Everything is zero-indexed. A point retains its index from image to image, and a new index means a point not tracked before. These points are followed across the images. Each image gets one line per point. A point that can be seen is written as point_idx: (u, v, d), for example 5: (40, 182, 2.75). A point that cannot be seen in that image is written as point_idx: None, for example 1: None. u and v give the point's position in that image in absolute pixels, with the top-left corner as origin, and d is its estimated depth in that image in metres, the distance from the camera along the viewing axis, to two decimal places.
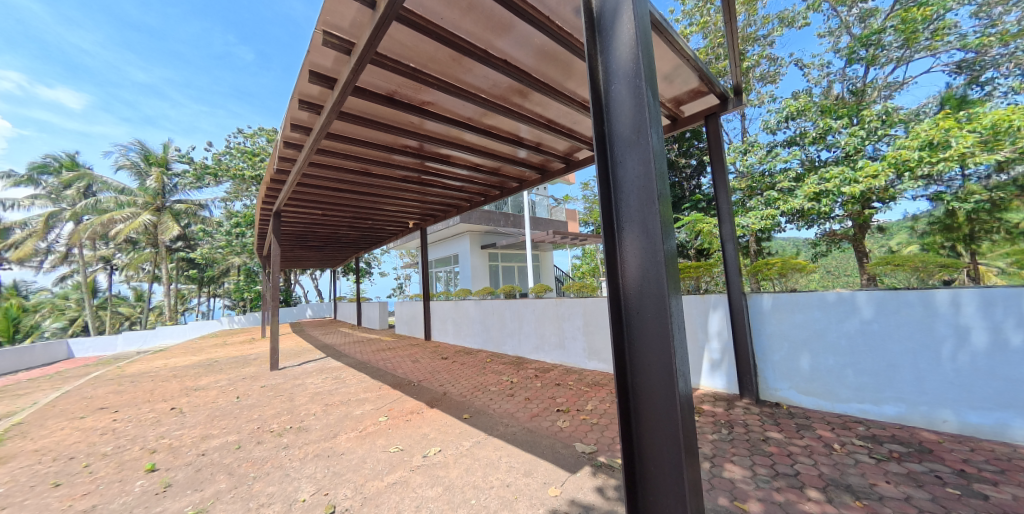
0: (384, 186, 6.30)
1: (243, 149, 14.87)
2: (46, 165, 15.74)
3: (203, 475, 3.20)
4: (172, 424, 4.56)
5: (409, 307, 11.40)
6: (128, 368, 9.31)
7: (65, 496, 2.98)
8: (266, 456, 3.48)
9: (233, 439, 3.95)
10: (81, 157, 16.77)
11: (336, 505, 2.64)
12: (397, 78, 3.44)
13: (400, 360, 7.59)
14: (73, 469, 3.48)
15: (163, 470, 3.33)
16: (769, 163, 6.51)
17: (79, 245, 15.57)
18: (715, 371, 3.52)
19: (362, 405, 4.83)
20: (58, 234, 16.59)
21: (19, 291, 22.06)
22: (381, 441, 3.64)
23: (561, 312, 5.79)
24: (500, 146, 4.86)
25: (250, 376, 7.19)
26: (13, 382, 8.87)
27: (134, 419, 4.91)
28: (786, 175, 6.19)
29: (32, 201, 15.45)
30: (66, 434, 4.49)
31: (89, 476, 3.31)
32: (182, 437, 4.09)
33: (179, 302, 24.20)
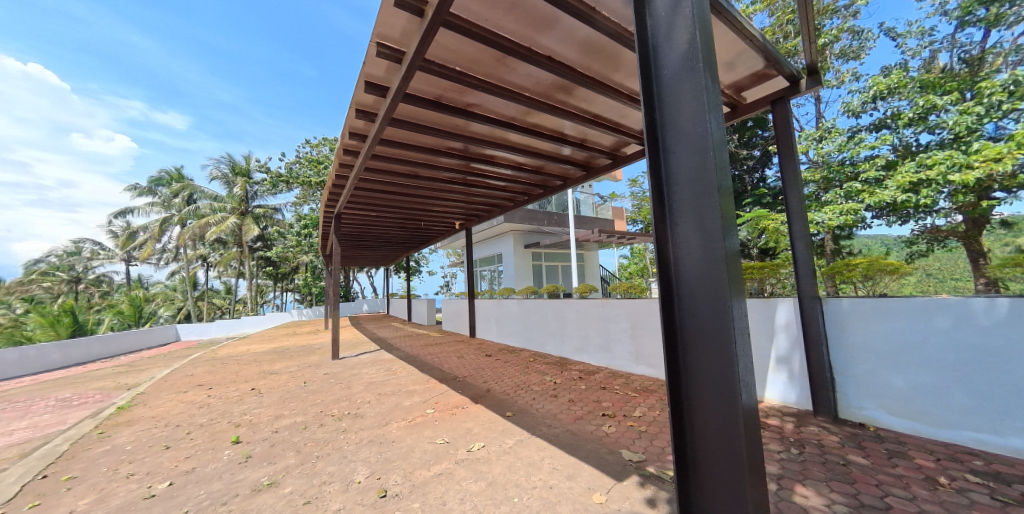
0: (431, 187, 6.51)
1: (310, 158, 16.33)
2: (161, 178, 18.32)
3: (276, 450, 3.50)
4: (252, 403, 5.07)
5: (455, 305, 11.72)
6: (220, 351, 10.63)
7: (173, 458, 3.43)
8: (328, 438, 3.73)
9: (300, 420, 4.32)
10: (186, 170, 19.22)
11: (388, 488, 2.77)
12: (442, 82, 3.53)
13: (446, 356, 7.82)
14: (178, 435, 3.98)
15: (246, 442, 3.71)
16: (852, 152, 5.82)
17: (183, 246, 18.04)
18: (788, 383, 3.20)
19: (411, 397, 5.04)
20: (169, 236, 19.38)
21: (141, 282, 26.23)
22: (428, 432, 3.75)
23: (606, 313, 5.60)
24: (543, 144, 4.82)
25: (315, 363, 7.82)
26: (136, 360, 10.52)
27: (223, 396, 5.55)
28: (875, 162, 5.53)
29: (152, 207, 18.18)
30: (175, 405, 5.18)
31: (190, 442, 3.76)
32: (260, 415, 4.52)
33: (259, 296, 27.11)
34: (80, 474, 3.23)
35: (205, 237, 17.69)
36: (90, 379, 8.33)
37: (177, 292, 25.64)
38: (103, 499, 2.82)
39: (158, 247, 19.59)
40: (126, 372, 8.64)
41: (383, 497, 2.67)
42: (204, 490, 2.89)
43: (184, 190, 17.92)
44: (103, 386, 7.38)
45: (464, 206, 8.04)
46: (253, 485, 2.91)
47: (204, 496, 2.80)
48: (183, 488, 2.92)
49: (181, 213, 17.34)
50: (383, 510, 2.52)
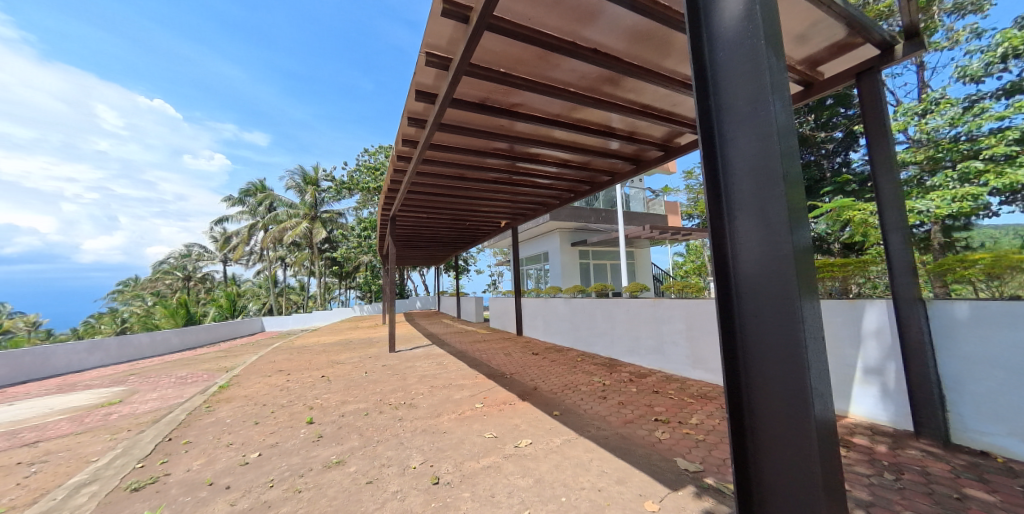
0: (478, 188, 6.62)
1: (368, 166, 17.52)
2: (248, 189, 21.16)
3: (343, 432, 3.82)
4: (321, 389, 5.56)
5: (502, 302, 11.85)
6: (296, 341, 11.83)
7: (259, 433, 4.05)
8: (386, 425, 3.95)
9: (362, 407, 4.64)
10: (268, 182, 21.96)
11: (440, 476, 2.86)
12: (487, 84, 3.55)
13: (494, 353, 7.93)
14: (265, 414, 4.72)
15: (318, 423, 4.13)
16: (971, 125, 4.94)
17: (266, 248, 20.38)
18: (884, 399, 2.77)
19: (460, 390, 5.18)
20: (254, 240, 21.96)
21: (234, 280, 30.01)
22: (477, 425, 3.83)
23: (658, 313, 5.32)
24: (590, 139, 4.68)
25: (374, 355, 8.36)
26: (237, 347, 12.12)
27: (299, 382, 6.18)
28: (1004, 136, 4.66)
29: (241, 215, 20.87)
30: (261, 388, 6.03)
31: (274, 420, 4.43)
32: (328, 400, 4.97)
33: (327, 292, 29.61)
34: (194, 440, 4.02)
35: (282, 240, 19.71)
36: (198, 362, 9.83)
37: (261, 289, 28.82)
38: (209, 463, 3.38)
39: (246, 250, 22.17)
40: (226, 359, 10.02)
41: (436, 484, 2.75)
42: (285, 462, 3.27)
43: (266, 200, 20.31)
44: (207, 370, 8.60)
45: (510, 205, 8.09)
46: (324, 462, 3.22)
47: (284, 468, 3.17)
48: (268, 460, 3.35)
49: (265, 220, 19.71)
50: (436, 496, 2.60)
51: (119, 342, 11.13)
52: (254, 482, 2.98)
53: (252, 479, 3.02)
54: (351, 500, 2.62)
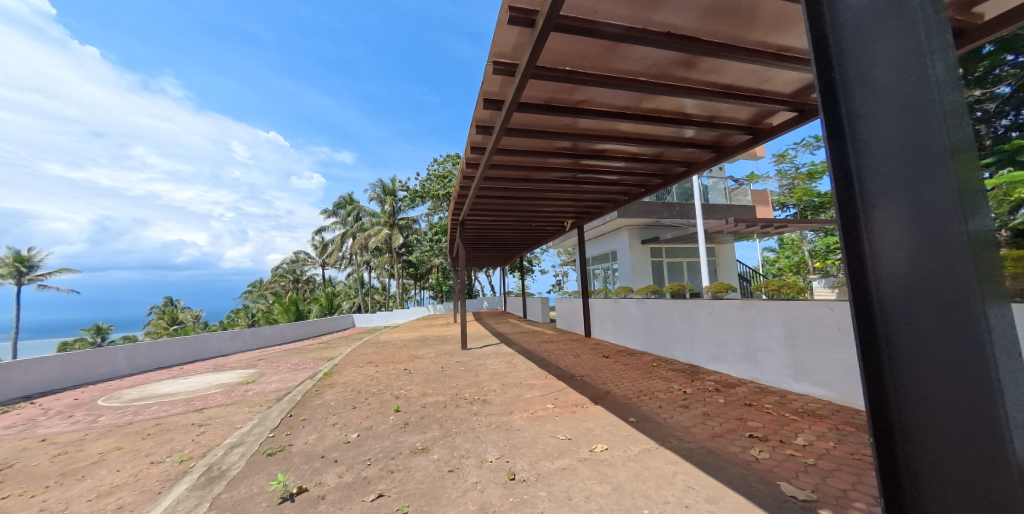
0: (543, 189, 6.61)
1: (438, 174, 18.64)
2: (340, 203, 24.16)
3: (425, 421, 4.34)
4: (406, 381, 6.22)
5: (568, 303, 11.71)
6: (381, 336, 13.09)
7: (358, 415, 4.76)
8: (464, 418, 4.33)
9: (441, 400, 5.09)
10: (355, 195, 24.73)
11: (516, 473, 2.97)
12: (552, 85, 3.50)
13: (562, 353, 7.86)
14: (360, 399, 5.45)
15: (404, 411, 4.73)
16: None
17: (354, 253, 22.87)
18: None
19: (531, 390, 5.25)
20: (344, 246, 24.74)
21: (330, 282, 34.13)
22: (549, 426, 3.88)
23: (749, 317, 4.78)
24: (662, 129, 4.37)
25: (448, 351, 8.86)
26: (331, 341, 13.85)
27: (387, 374, 6.86)
28: None
29: (334, 225, 23.76)
30: (356, 377, 6.83)
31: (368, 405, 5.11)
32: (411, 390, 5.65)
33: (405, 293, 32.05)
34: (308, 417, 4.81)
35: (366, 246, 21.87)
36: (306, 351, 11.52)
37: (352, 290, 32.33)
38: (319, 438, 4.10)
39: (339, 255, 25.04)
40: (327, 349, 11.54)
41: (512, 481, 2.85)
42: (379, 444, 3.81)
43: (354, 211, 22.87)
44: (313, 358, 10.00)
45: (575, 204, 7.95)
46: (411, 448, 3.66)
47: (379, 449, 3.69)
48: (365, 441, 3.94)
49: (354, 229, 22.25)
50: (513, 491, 2.70)
51: (252, 332, 13.63)
52: (356, 459, 3.53)
53: (354, 456, 3.57)
54: (436, 485, 2.90)
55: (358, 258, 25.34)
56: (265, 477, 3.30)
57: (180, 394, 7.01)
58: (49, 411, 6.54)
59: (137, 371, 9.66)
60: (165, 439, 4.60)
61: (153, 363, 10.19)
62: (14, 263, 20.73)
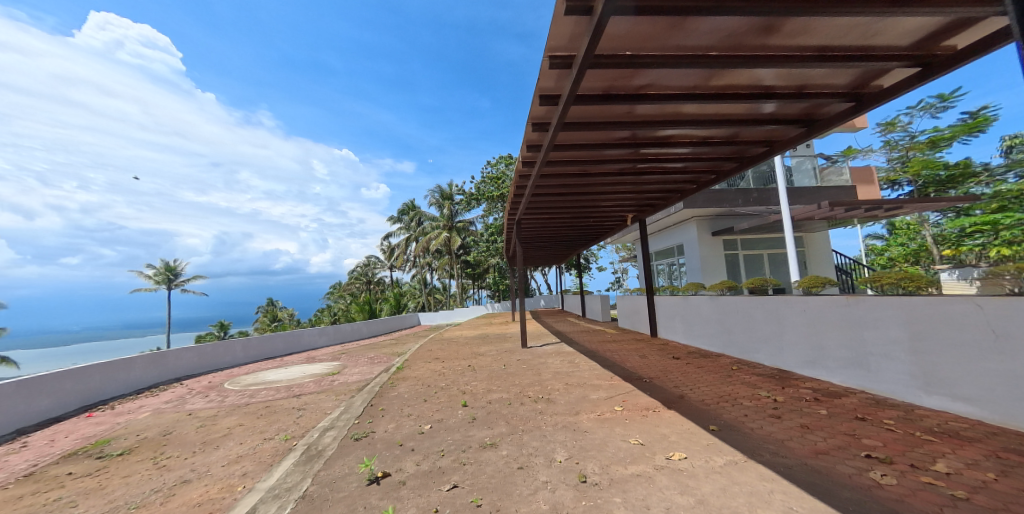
0: (602, 183, 6.35)
1: (491, 176, 19.01)
2: (403, 209, 25.74)
3: (492, 417, 4.37)
4: (471, 377, 6.36)
5: (631, 301, 11.20)
6: (445, 333, 13.66)
7: (429, 407, 4.95)
8: (530, 416, 4.30)
9: (507, 397, 5.11)
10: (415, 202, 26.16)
11: (587, 475, 2.86)
12: (610, 72, 3.31)
13: (627, 354, 7.51)
14: (430, 392, 5.67)
15: (471, 406, 4.80)
16: None
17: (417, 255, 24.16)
18: None
19: (597, 391, 5.08)
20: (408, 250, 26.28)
21: (396, 283, 36.55)
22: (619, 430, 3.72)
23: (856, 316, 4.16)
24: (737, 106, 3.93)
25: (510, 349, 8.94)
26: (400, 337, 14.77)
27: (453, 370, 7.09)
28: None
29: (398, 230, 25.35)
30: (425, 371, 7.16)
31: (437, 398, 5.30)
32: (476, 386, 5.76)
33: (464, 293, 33.16)
34: (385, 407, 5.11)
35: (427, 249, 23.01)
36: (380, 346, 12.44)
37: (416, 290, 34.28)
38: (397, 427, 4.32)
39: (404, 258, 26.68)
40: (397, 345, 12.35)
41: (584, 483, 2.75)
42: (450, 437, 3.91)
43: (415, 216, 24.19)
44: (385, 353, 10.73)
45: (636, 197, 7.54)
46: (480, 443, 3.69)
47: (450, 441, 3.78)
48: (438, 432, 4.06)
49: (416, 233, 23.54)
50: (586, 494, 2.59)
51: (335, 328, 15.08)
52: (431, 448, 3.67)
53: (429, 446, 3.71)
54: (506, 481, 2.89)
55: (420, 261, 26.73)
56: (352, 460, 3.55)
57: (280, 382, 7.91)
58: (190, 390, 7.85)
59: (250, 360, 11.24)
60: (273, 420, 5.26)
61: (260, 354, 11.76)
62: (166, 272, 26.14)
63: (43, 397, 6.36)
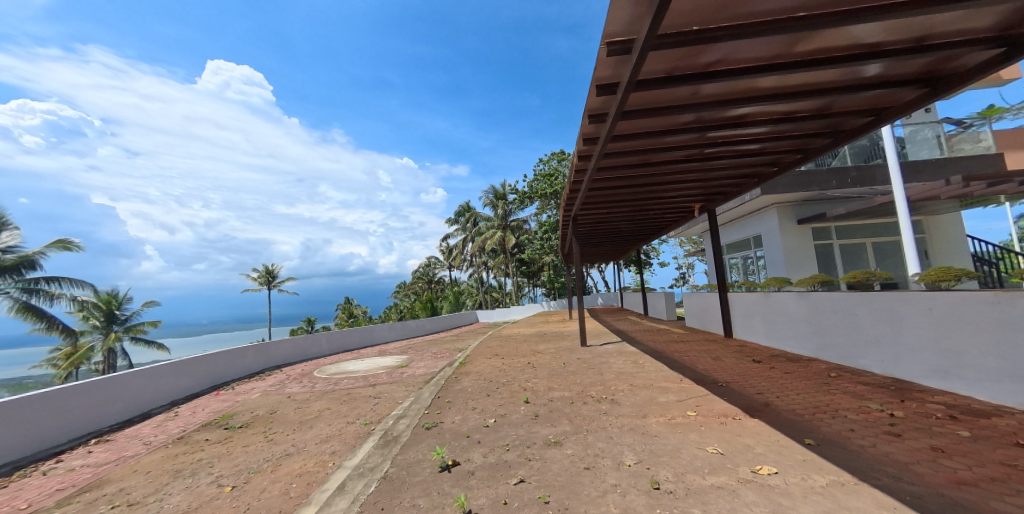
0: (665, 172, 5.83)
1: (544, 173, 18.81)
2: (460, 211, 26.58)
3: (555, 415, 4.18)
4: (531, 375, 6.24)
5: (700, 299, 10.32)
6: (504, 331, 13.76)
7: (492, 401, 4.91)
8: (593, 416, 4.05)
9: (568, 395, 4.90)
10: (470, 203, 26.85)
11: (660, 482, 2.57)
12: (675, 51, 2.95)
13: (698, 355, 6.87)
14: (492, 387, 5.64)
15: (533, 403, 4.66)
16: None
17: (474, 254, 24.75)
18: None
19: (666, 394, 4.67)
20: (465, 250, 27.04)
21: (456, 282, 37.94)
22: (694, 437, 3.33)
23: (1010, 318, 3.30)
24: (832, 73, 3.29)
25: (569, 347, 8.69)
26: (461, 334, 15.19)
27: (512, 366, 7.04)
28: None
29: (456, 231, 26.22)
30: (486, 367, 7.19)
31: (499, 394, 5.24)
32: (537, 383, 5.61)
33: (521, 291, 33.32)
34: (452, 399, 5.17)
35: (483, 248, 23.47)
36: (442, 342, 12.93)
37: (474, 289, 35.25)
38: (463, 419, 4.33)
39: (462, 258, 27.50)
40: (458, 341, 12.72)
41: (657, 490, 2.47)
42: (514, 432, 3.80)
43: (471, 217, 24.82)
44: (447, 348, 11.08)
45: (703, 186, 6.86)
46: (544, 440, 3.54)
47: (515, 436, 3.68)
48: (502, 427, 3.99)
49: (472, 233, 24.15)
50: (660, 502, 2.32)
51: (402, 324, 16.00)
52: (497, 442, 3.59)
53: (495, 439, 3.65)
54: (573, 480, 2.72)
55: (477, 260, 27.34)
56: (425, 448, 3.61)
57: (358, 372, 8.50)
58: (287, 377, 8.83)
59: (332, 351, 12.37)
60: (353, 407, 5.68)
61: (341, 346, 12.90)
62: (264, 274, 29.95)
63: (186, 377, 7.69)
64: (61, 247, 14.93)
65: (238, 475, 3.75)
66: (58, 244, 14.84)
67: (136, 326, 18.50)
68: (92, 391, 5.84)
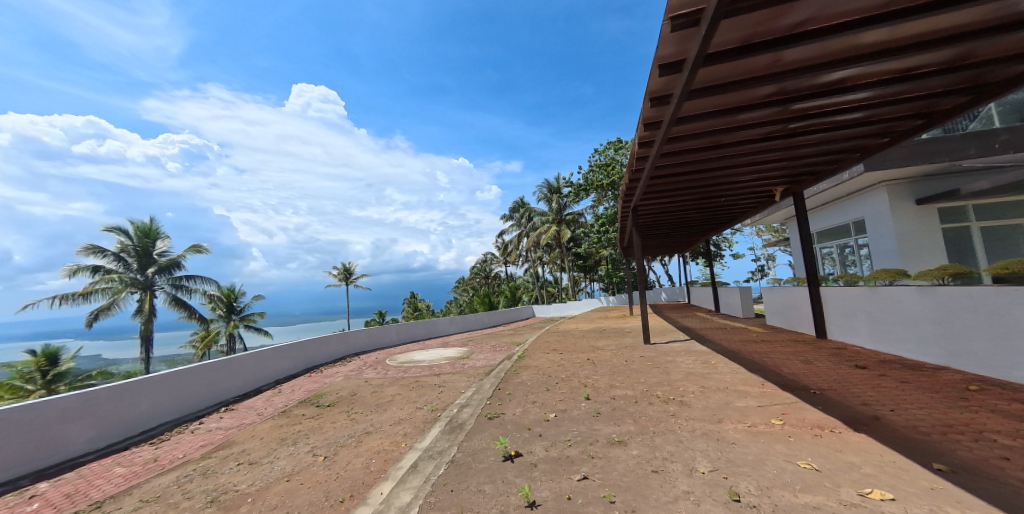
0: (742, 154, 5.05)
1: (600, 163, 18.01)
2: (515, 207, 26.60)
3: (618, 414, 3.81)
4: (591, 371, 5.87)
5: (784, 293, 9.07)
6: (562, 326, 13.39)
7: (552, 396, 4.66)
8: (660, 418, 3.61)
9: (631, 394, 4.48)
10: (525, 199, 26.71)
11: (740, 494, 2.18)
12: (753, 15, 2.45)
13: (783, 357, 5.97)
14: (551, 382, 5.39)
15: (594, 400, 4.32)
16: None
17: (530, 249, 24.58)
18: None
19: (745, 398, 4.06)
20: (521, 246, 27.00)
21: (512, 278, 38.21)
22: (780, 448, 2.78)
23: None
24: (980, 11, 2.49)
25: (630, 345, 8.12)
26: (518, 329, 15.11)
27: (570, 362, 6.71)
28: None
29: (512, 227, 26.23)
30: (545, 362, 6.96)
31: (559, 389, 4.96)
32: (598, 381, 5.23)
33: (577, 286, 32.52)
34: (512, 391, 5.01)
35: (538, 243, 23.18)
36: (501, 335, 12.97)
37: (530, 285, 35.20)
38: (524, 411, 4.14)
39: (518, 253, 27.49)
40: (516, 335, 12.65)
41: (737, 503, 2.10)
42: (576, 428, 3.53)
43: (525, 212, 24.69)
44: (505, 342, 11.03)
45: (789, 166, 5.86)
46: (607, 438, 3.22)
47: (577, 432, 3.41)
48: (563, 422, 3.73)
49: (527, 228, 24.00)
50: None
51: (462, 318, 16.35)
52: (559, 437, 3.35)
53: (557, 434, 3.40)
54: (640, 483, 2.42)
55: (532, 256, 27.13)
56: (489, 438, 3.48)
57: (424, 362, 8.80)
58: (365, 363, 9.44)
59: (401, 341, 13.01)
60: (420, 394, 5.79)
61: (409, 337, 13.51)
62: (343, 272, 32.65)
63: (286, 360, 8.49)
64: (196, 251, 17.54)
65: (329, 446, 4.10)
66: (193, 249, 17.57)
67: (249, 315, 21.22)
68: (221, 367, 6.72)
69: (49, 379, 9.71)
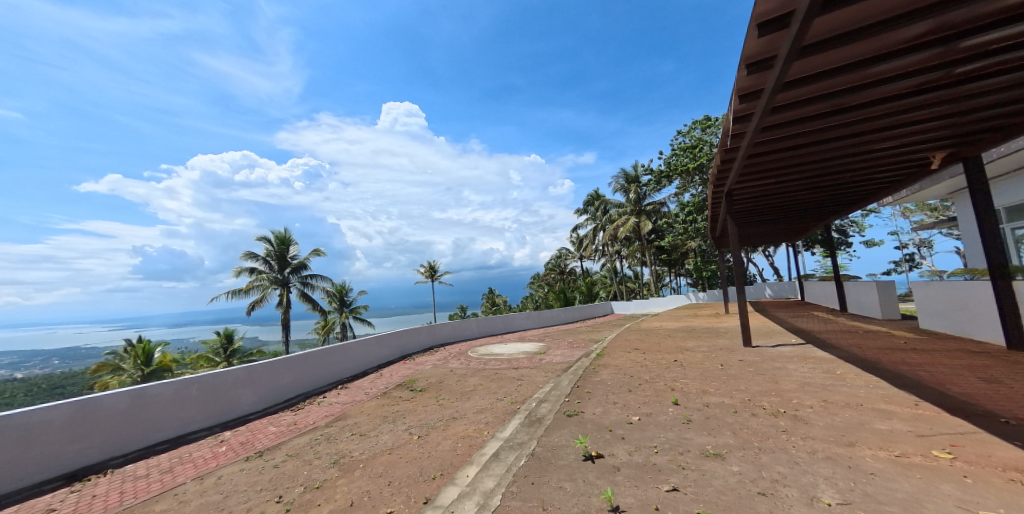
0: (893, 117, 3.57)
1: (685, 146, 16.04)
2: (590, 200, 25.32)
3: (714, 423, 2.91)
4: (679, 375, 4.88)
5: (948, 289, 6.79)
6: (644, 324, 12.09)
7: (633, 398, 3.88)
8: (767, 432, 2.64)
9: (730, 403, 3.50)
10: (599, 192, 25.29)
11: None
12: None
13: (952, 372, 4.28)
14: (633, 383, 4.57)
15: (684, 406, 3.44)
16: None
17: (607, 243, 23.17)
18: None
19: (886, 417, 2.82)
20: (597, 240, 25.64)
21: (590, 273, 36.78)
22: (947, 489, 1.75)
23: None
24: None
25: (727, 347, 6.80)
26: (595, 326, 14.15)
27: (653, 364, 5.74)
28: None
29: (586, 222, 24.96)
30: (626, 361, 6.09)
31: (643, 391, 4.14)
32: (688, 385, 4.26)
33: (661, 282, 29.91)
34: (592, 390, 4.32)
35: (616, 236, 21.64)
36: (579, 332, 12.16)
37: (609, 281, 33.43)
38: (605, 411, 3.45)
39: (595, 248, 26.20)
40: (593, 333, 11.73)
41: None
42: (663, 434, 2.75)
43: (601, 206, 23.34)
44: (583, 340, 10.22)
45: (972, 123, 4.10)
46: (701, 449, 2.42)
47: (664, 438, 2.64)
48: (650, 426, 2.97)
49: (603, 222, 22.58)
50: None
51: (538, 313, 15.86)
52: (646, 442, 2.61)
53: (645, 438, 2.68)
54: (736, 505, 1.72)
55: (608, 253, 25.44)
56: (569, 435, 2.87)
57: (503, 355, 8.49)
58: (450, 353, 9.51)
59: (480, 333, 12.96)
60: (496, 386, 5.41)
61: (487, 331, 13.41)
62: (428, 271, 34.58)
63: (384, 348, 8.74)
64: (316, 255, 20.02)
65: (422, 427, 3.89)
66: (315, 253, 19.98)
67: (357, 308, 23.71)
68: (338, 350, 7.06)
69: (228, 352, 13.31)
